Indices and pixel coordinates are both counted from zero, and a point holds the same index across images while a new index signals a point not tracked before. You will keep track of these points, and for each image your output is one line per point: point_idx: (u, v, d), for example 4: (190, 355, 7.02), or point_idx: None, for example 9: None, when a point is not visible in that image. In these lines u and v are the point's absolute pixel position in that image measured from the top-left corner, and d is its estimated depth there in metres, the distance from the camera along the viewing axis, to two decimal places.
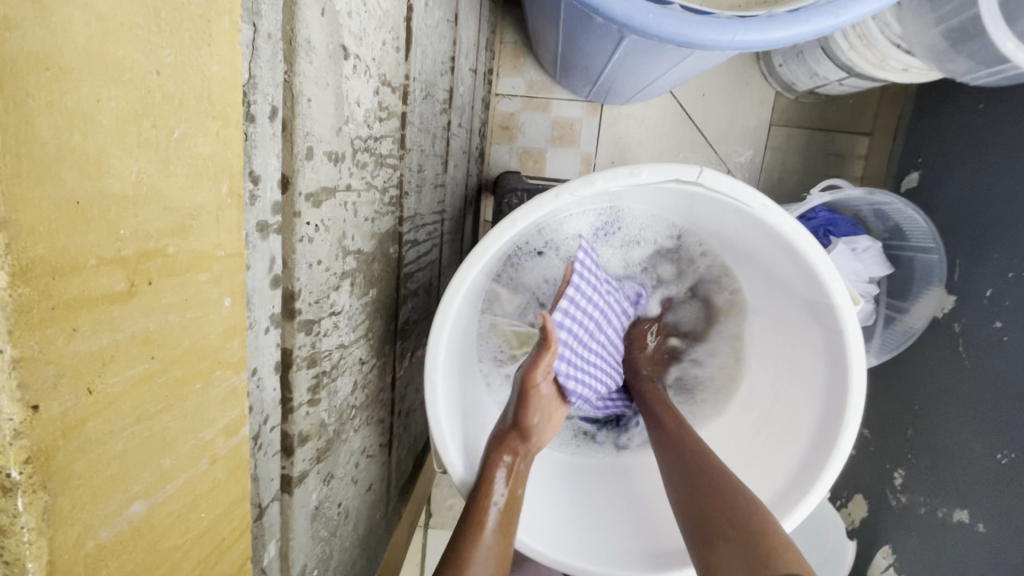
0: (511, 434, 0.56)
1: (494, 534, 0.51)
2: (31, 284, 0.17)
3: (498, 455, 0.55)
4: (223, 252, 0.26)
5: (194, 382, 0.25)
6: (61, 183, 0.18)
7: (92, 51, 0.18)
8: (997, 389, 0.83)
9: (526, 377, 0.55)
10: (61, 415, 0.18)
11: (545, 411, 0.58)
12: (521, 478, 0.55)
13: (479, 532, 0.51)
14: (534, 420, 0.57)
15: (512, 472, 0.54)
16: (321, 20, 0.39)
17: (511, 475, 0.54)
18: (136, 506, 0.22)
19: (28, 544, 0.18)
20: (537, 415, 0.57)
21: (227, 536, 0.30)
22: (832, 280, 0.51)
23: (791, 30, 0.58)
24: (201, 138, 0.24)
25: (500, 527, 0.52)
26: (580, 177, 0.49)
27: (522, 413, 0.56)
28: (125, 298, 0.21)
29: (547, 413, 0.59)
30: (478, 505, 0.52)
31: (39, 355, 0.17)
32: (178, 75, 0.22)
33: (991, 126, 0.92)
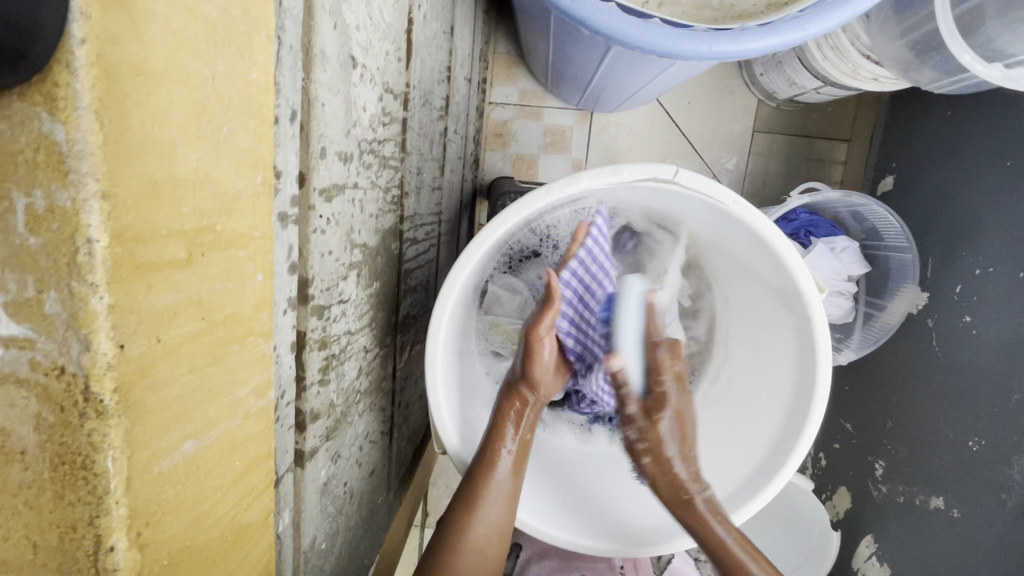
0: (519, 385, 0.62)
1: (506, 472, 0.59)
2: (123, 246, 0.21)
3: (509, 403, 0.62)
4: (258, 234, 0.31)
5: (232, 344, 0.29)
6: (144, 165, 0.22)
7: (169, 61, 0.22)
8: (967, 379, 0.88)
9: (530, 332, 0.61)
10: (138, 356, 0.22)
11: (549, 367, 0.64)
12: (530, 424, 0.62)
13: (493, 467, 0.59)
14: (540, 373, 0.63)
15: (521, 418, 0.62)
16: (334, 33, 0.44)
17: (520, 420, 0.61)
18: (187, 445, 0.26)
19: (112, 460, 0.22)
20: (544, 368, 0.63)
21: (253, 487, 0.34)
22: (798, 270, 0.55)
23: (762, 41, 0.64)
24: (242, 134, 0.28)
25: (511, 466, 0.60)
26: (567, 176, 0.54)
27: (527, 366, 0.62)
28: (185, 265, 0.25)
29: (552, 369, 0.64)
30: (492, 443, 0.60)
31: (126, 306, 0.21)
32: (227, 81, 0.26)
33: (957, 132, 0.98)
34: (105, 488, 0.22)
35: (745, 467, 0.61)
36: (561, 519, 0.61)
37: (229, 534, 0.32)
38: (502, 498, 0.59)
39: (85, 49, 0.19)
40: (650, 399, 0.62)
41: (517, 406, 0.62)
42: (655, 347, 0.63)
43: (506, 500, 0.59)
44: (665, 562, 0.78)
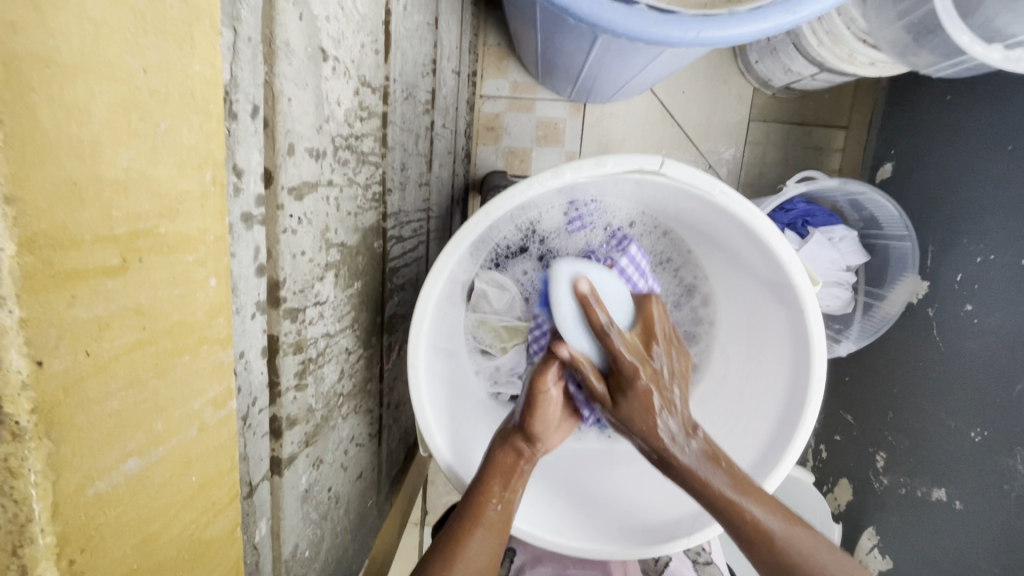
0: (514, 437, 0.58)
1: (490, 532, 0.53)
2: (34, 254, 0.19)
3: (502, 453, 0.57)
4: (209, 236, 0.29)
5: (183, 353, 0.28)
6: (60, 167, 0.20)
7: (86, 50, 0.20)
8: (968, 367, 0.86)
9: (535, 382, 0.57)
10: (62, 373, 0.21)
11: (552, 421, 0.59)
12: (523, 481, 0.56)
13: (476, 528, 0.53)
14: (541, 427, 0.58)
15: (514, 472, 0.56)
16: (300, 24, 0.42)
17: (513, 476, 0.56)
18: (130, 463, 0.25)
19: (34, 486, 0.20)
20: (546, 423, 0.58)
21: (215, 502, 0.32)
22: (790, 261, 0.53)
23: (751, 26, 0.61)
24: (185, 131, 0.26)
25: (496, 526, 0.54)
26: (550, 169, 0.52)
27: (527, 418, 0.58)
28: (118, 272, 0.23)
29: (555, 422, 0.60)
30: (478, 499, 0.54)
31: (43, 318, 0.20)
32: (162, 73, 0.24)
33: (957, 117, 0.96)
34: (29, 516, 0.20)
35: (740, 463, 0.60)
36: (552, 521, 0.60)
37: (187, 550, 0.30)
38: (487, 559, 0.52)
39: None
40: (615, 383, 0.53)
41: (511, 460, 0.56)
42: (604, 336, 0.53)
43: (493, 561, 0.53)
44: (661, 562, 0.77)
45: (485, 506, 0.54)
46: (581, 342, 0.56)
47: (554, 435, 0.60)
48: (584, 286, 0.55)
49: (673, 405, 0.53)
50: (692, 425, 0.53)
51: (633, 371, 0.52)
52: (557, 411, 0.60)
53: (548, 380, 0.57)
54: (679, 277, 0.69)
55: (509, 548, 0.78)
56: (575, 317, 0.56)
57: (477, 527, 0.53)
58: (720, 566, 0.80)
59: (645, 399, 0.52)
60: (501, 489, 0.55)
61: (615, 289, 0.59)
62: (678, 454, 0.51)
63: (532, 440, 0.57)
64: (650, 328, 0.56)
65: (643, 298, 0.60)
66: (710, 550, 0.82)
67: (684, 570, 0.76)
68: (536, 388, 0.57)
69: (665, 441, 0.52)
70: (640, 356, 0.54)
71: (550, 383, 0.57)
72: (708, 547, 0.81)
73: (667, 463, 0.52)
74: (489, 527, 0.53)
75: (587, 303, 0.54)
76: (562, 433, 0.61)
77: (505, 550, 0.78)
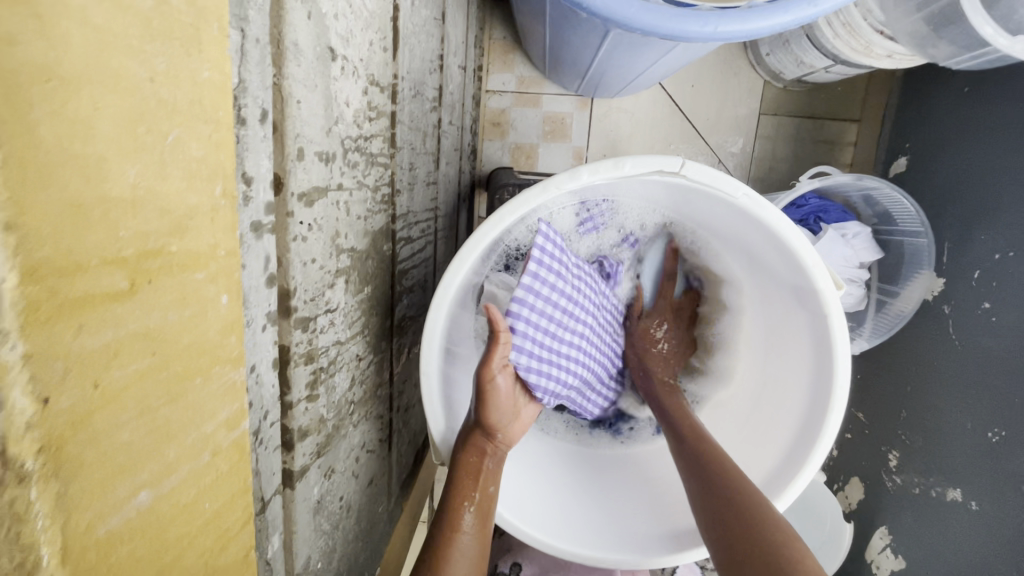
0: (474, 434, 0.55)
1: (469, 538, 0.53)
2: (39, 284, 0.18)
3: (465, 456, 0.55)
4: (220, 252, 0.28)
5: (195, 377, 0.27)
6: (64, 187, 0.19)
7: (89, 60, 0.19)
8: (985, 366, 0.84)
9: (481, 373, 0.54)
10: (69, 408, 0.19)
11: (507, 410, 0.57)
12: (492, 479, 0.56)
13: (455, 536, 0.52)
14: (497, 417, 0.56)
15: (481, 474, 0.55)
16: (309, 23, 0.40)
17: (480, 476, 0.55)
18: (142, 496, 0.24)
19: (43, 531, 0.19)
20: (499, 412, 0.56)
21: (228, 527, 0.31)
22: (814, 265, 0.52)
23: (770, 20, 0.59)
24: (194, 142, 0.25)
25: (475, 529, 0.54)
26: (567, 171, 0.50)
27: (481, 412, 0.55)
28: (127, 296, 0.22)
29: (510, 411, 0.58)
30: (452, 508, 0.54)
31: (48, 352, 0.18)
32: (170, 82, 0.23)
33: (975, 110, 0.93)
34: (37, 563, 0.19)
35: (759, 469, 0.58)
36: (566, 529, 0.59)
37: None
38: (473, 562, 0.52)
39: None
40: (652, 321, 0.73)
41: (474, 461, 0.55)
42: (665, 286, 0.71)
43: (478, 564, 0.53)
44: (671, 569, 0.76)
45: (460, 514, 0.53)
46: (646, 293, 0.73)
47: (511, 425, 0.59)
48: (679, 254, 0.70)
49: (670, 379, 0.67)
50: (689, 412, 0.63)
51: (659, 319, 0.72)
52: (507, 398, 0.57)
53: (495, 367, 0.54)
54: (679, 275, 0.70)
55: (517, 563, 0.76)
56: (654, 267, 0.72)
57: (455, 533, 0.52)
58: None
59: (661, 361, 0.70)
60: (475, 491, 0.54)
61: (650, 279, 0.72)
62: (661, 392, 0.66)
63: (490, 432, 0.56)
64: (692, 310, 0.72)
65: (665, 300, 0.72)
66: None
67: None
68: (481, 378, 0.53)
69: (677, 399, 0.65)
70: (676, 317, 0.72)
71: (494, 369, 0.54)
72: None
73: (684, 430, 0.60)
74: (467, 533, 0.53)
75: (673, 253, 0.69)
76: (519, 421, 0.60)
77: (513, 565, 0.76)
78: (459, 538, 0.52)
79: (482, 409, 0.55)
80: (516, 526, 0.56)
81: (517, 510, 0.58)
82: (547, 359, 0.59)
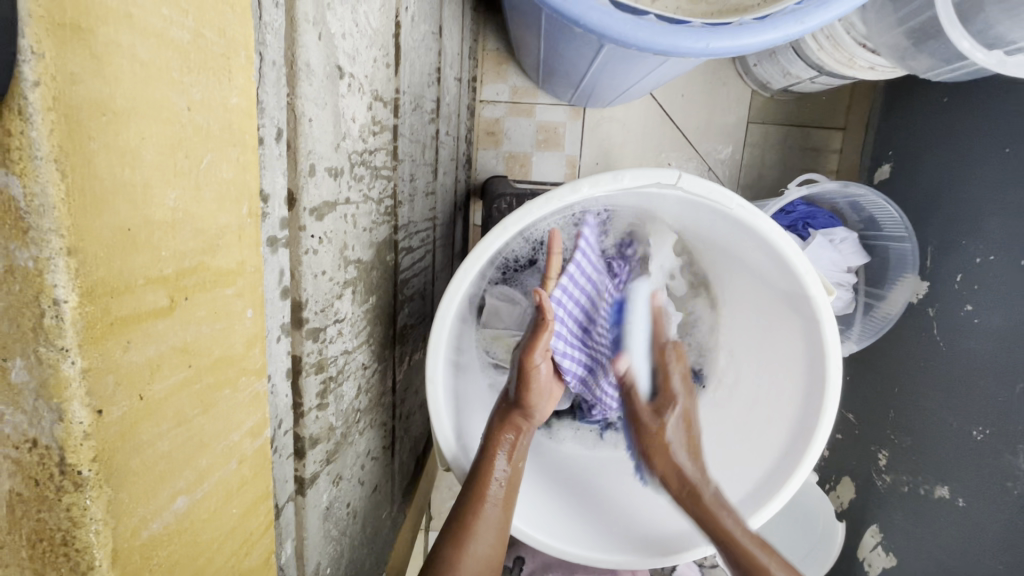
0: (512, 412, 0.59)
1: (494, 510, 0.55)
2: (95, 303, 0.19)
3: (501, 431, 0.58)
4: (245, 268, 0.29)
5: (224, 388, 0.28)
6: (116, 213, 0.20)
7: (140, 95, 0.21)
8: (969, 367, 0.87)
9: (525, 358, 0.57)
10: (119, 419, 0.21)
11: (543, 392, 0.61)
12: (522, 455, 0.58)
13: (481, 505, 0.55)
14: (536, 398, 0.60)
15: (515, 448, 0.57)
16: (319, 44, 0.42)
17: (514, 450, 0.57)
18: (179, 502, 0.25)
19: (96, 534, 0.20)
20: (538, 393, 0.60)
21: (252, 532, 0.32)
22: (806, 272, 0.54)
23: (759, 37, 0.62)
24: (223, 165, 0.26)
25: (499, 501, 0.56)
26: (568, 184, 0.52)
27: (523, 392, 0.58)
28: (167, 312, 0.23)
29: (547, 394, 0.62)
30: (482, 476, 0.55)
31: (102, 366, 0.20)
32: (205, 110, 0.24)
33: (954, 120, 0.97)
34: (89, 564, 0.20)
35: (756, 470, 0.60)
36: (570, 531, 0.60)
37: None
38: (495, 536, 0.55)
39: (41, 91, 0.17)
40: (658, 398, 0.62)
41: (511, 436, 0.58)
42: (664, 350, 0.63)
43: (498, 538, 0.56)
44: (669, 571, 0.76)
45: (489, 483, 0.55)
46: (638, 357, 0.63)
47: (546, 405, 0.62)
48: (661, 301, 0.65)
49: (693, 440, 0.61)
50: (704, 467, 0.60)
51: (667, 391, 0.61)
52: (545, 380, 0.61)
53: (539, 353, 0.57)
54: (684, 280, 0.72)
55: (519, 556, 0.77)
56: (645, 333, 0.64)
57: (483, 503, 0.55)
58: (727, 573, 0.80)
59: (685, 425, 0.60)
60: (505, 464, 0.56)
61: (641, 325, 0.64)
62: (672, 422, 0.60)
63: (528, 411, 0.59)
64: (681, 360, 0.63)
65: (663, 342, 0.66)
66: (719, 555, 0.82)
67: None
68: (524, 362, 0.57)
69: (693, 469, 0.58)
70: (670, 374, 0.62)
71: (538, 355, 0.57)
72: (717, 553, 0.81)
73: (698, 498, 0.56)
74: (494, 503, 0.55)
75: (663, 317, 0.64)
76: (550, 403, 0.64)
77: (516, 558, 0.77)
78: (485, 508, 0.55)
79: (524, 389, 0.58)
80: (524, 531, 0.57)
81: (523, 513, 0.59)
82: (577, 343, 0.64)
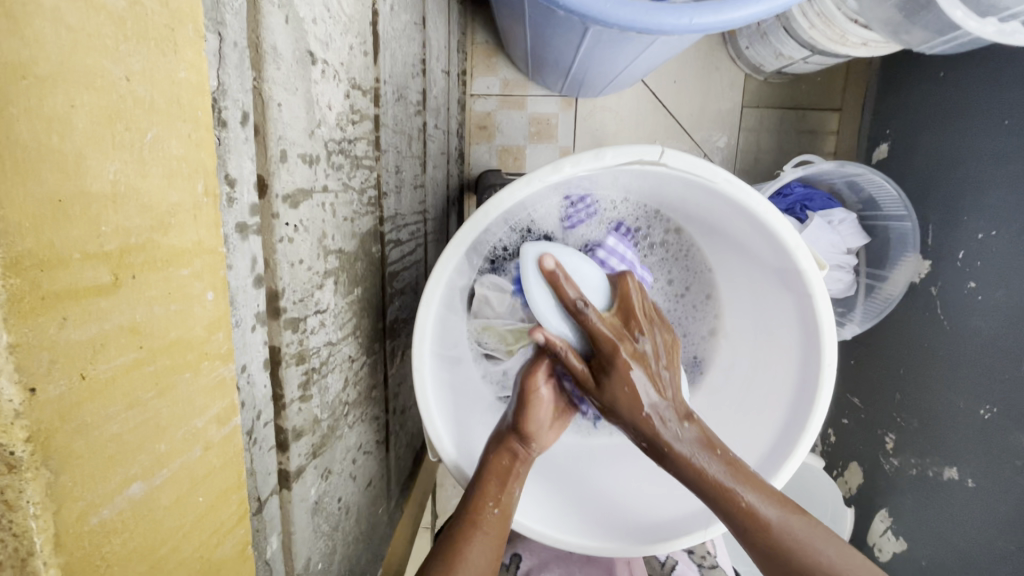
0: (507, 437, 0.57)
1: (490, 536, 0.53)
2: (21, 275, 0.18)
3: (497, 459, 0.56)
4: (202, 249, 0.28)
5: (183, 371, 0.27)
6: (43, 182, 0.19)
7: (67, 60, 0.20)
8: (975, 344, 0.85)
9: (527, 381, 0.57)
10: (57, 399, 0.20)
11: (547, 422, 0.59)
12: (519, 480, 0.56)
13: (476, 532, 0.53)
14: (537, 426, 0.58)
15: (510, 475, 0.55)
16: (286, 28, 0.41)
17: (508, 477, 0.55)
18: (134, 488, 0.24)
19: (34, 518, 0.20)
20: (540, 421, 0.58)
21: (222, 523, 0.31)
22: (796, 246, 0.52)
23: (743, 10, 0.60)
24: (172, 140, 0.25)
25: (496, 528, 0.54)
26: (549, 164, 0.51)
27: (520, 418, 0.57)
28: (111, 289, 0.22)
29: (551, 423, 0.59)
30: (477, 502, 0.54)
31: (34, 342, 0.19)
32: (146, 81, 0.24)
33: (951, 94, 0.95)
34: (30, 549, 0.20)
35: (752, 453, 0.59)
36: (559, 520, 0.60)
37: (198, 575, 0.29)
38: (487, 563, 0.52)
39: None
40: (600, 364, 0.52)
41: (505, 463, 0.56)
42: (579, 314, 0.52)
43: (496, 560, 0.53)
44: (669, 566, 0.74)
45: (484, 509, 0.54)
46: (554, 323, 0.53)
47: (549, 434, 0.60)
48: (550, 264, 0.53)
49: (660, 386, 0.51)
50: (685, 413, 0.52)
51: (612, 349, 0.51)
52: (550, 410, 0.59)
53: (540, 376, 0.57)
54: (672, 270, 0.69)
55: (517, 553, 0.74)
56: (549, 303, 0.53)
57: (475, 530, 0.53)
58: (728, 570, 0.75)
59: (628, 379, 0.50)
60: (500, 493, 0.54)
61: (587, 270, 0.57)
62: (668, 439, 0.50)
63: (527, 438, 0.57)
64: (628, 306, 0.54)
65: (617, 278, 0.57)
66: (717, 549, 0.77)
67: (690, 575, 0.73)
68: (526, 386, 0.57)
69: (656, 429, 0.50)
70: (619, 332, 0.52)
71: (539, 379, 0.57)
72: (715, 551, 0.77)
73: (659, 451, 0.51)
74: (488, 530, 0.53)
75: (556, 280, 0.52)
76: (556, 432, 0.61)
77: (513, 556, 0.74)
78: (478, 536, 0.53)
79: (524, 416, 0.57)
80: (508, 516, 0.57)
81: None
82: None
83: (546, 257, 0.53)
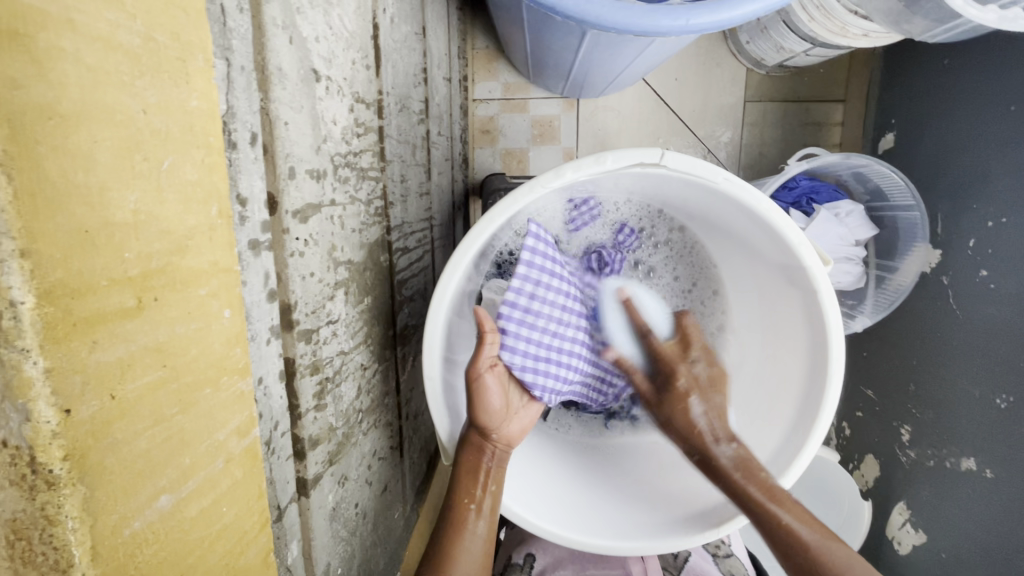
0: (467, 435, 0.58)
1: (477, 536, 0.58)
2: (53, 304, 0.20)
3: (466, 457, 0.58)
4: (219, 268, 0.29)
5: (205, 387, 0.28)
6: (70, 216, 0.21)
7: (90, 99, 0.21)
8: (988, 333, 0.85)
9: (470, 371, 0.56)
10: (89, 418, 0.21)
11: (501, 410, 0.58)
12: (494, 477, 0.58)
13: (462, 534, 0.58)
14: (489, 417, 0.57)
15: (479, 473, 0.57)
16: (290, 48, 0.42)
17: (478, 476, 0.57)
18: (163, 500, 0.25)
19: (72, 531, 0.21)
20: (491, 412, 0.57)
21: (247, 530, 0.33)
22: (800, 243, 0.52)
23: (740, 9, 0.61)
24: (189, 166, 0.27)
25: (481, 527, 0.59)
26: (551, 170, 0.52)
27: (472, 412, 0.56)
28: (136, 313, 0.23)
29: (507, 412, 0.59)
30: (459, 506, 0.58)
31: (67, 366, 0.20)
32: (162, 113, 0.25)
33: (956, 81, 0.95)
34: (69, 560, 0.21)
35: (762, 449, 0.59)
36: (578, 520, 0.59)
37: None
38: (479, 555, 0.58)
39: None
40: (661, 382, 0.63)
41: (474, 460, 0.58)
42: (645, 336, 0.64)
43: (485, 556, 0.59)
44: (683, 559, 0.73)
45: (466, 512, 0.58)
46: (625, 345, 0.65)
47: (508, 424, 0.59)
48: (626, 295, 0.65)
49: (712, 406, 0.61)
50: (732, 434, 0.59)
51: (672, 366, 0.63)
52: (501, 397, 0.58)
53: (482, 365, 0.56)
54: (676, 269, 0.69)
55: (531, 554, 0.76)
56: (622, 325, 0.65)
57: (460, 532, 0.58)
58: (744, 561, 0.76)
59: (685, 400, 0.61)
60: (475, 494, 0.58)
61: (657, 306, 0.67)
62: (716, 452, 0.57)
63: (483, 433, 0.57)
64: (687, 341, 0.63)
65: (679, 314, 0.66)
66: (733, 544, 0.77)
67: (707, 567, 0.72)
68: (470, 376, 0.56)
69: (704, 440, 0.58)
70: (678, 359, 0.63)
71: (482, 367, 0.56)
72: (729, 541, 0.77)
73: (709, 463, 0.57)
74: (474, 530, 0.58)
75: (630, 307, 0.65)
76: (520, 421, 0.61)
77: (528, 556, 0.76)
78: (465, 537, 0.58)
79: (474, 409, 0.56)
80: (513, 510, 0.57)
81: (515, 494, 0.58)
82: (541, 354, 0.59)
83: (623, 286, 0.66)
